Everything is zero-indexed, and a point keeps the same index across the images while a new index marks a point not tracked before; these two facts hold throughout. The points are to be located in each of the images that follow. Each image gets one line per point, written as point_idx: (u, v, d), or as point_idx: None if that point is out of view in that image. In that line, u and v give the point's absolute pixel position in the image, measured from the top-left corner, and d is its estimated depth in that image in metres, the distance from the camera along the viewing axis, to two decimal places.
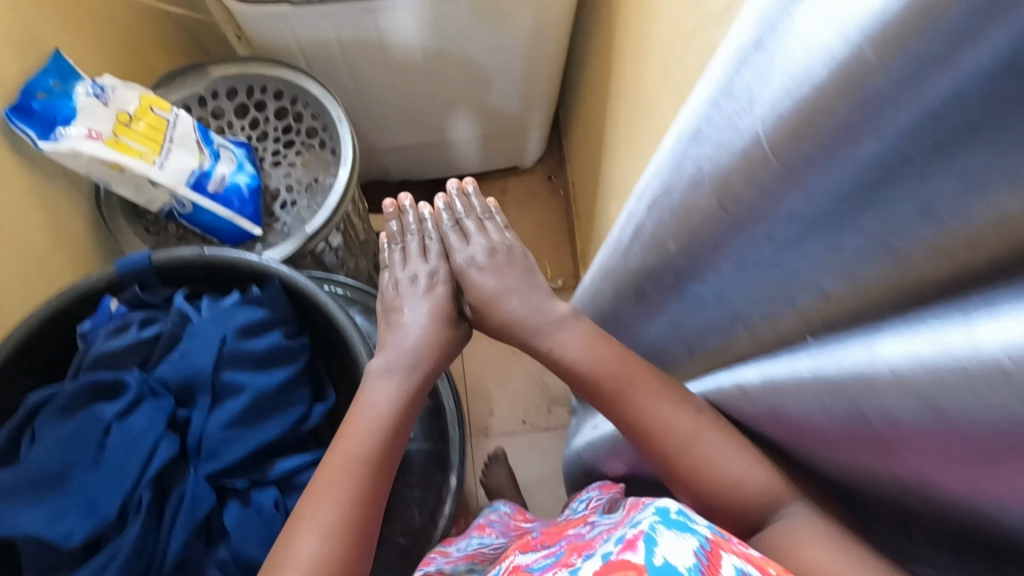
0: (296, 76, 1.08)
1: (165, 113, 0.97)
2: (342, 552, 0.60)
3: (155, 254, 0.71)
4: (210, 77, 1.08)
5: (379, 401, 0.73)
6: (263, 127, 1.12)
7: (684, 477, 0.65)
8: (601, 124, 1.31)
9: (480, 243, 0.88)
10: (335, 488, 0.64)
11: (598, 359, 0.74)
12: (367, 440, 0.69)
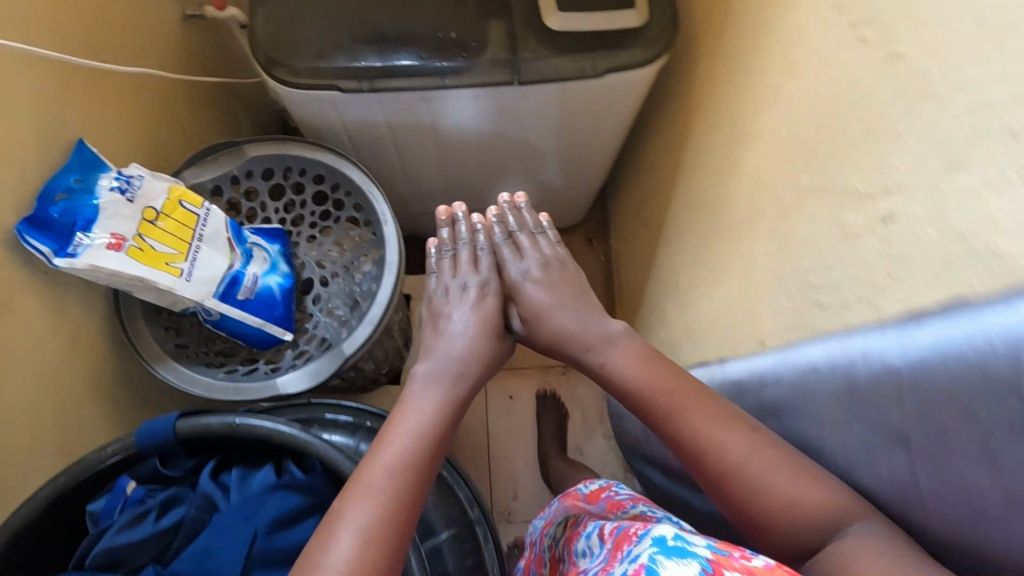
0: (340, 162, 0.99)
1: (196, 207, 0.88)
2: (377, 546, 0.58)
3: (182, 423, 0.72)
4: (245, 157, 0.99)
5: (421, 405, 0.73)
6: (299, 211, 1.03)
7: (734, 493, 0.59)
8: (663, 215, 1.21)
9: (535, 257, 0.87)
10: (372, 480, 0.63)
11: (644, 378, 0.71)
12: (408, 438, 0.68)
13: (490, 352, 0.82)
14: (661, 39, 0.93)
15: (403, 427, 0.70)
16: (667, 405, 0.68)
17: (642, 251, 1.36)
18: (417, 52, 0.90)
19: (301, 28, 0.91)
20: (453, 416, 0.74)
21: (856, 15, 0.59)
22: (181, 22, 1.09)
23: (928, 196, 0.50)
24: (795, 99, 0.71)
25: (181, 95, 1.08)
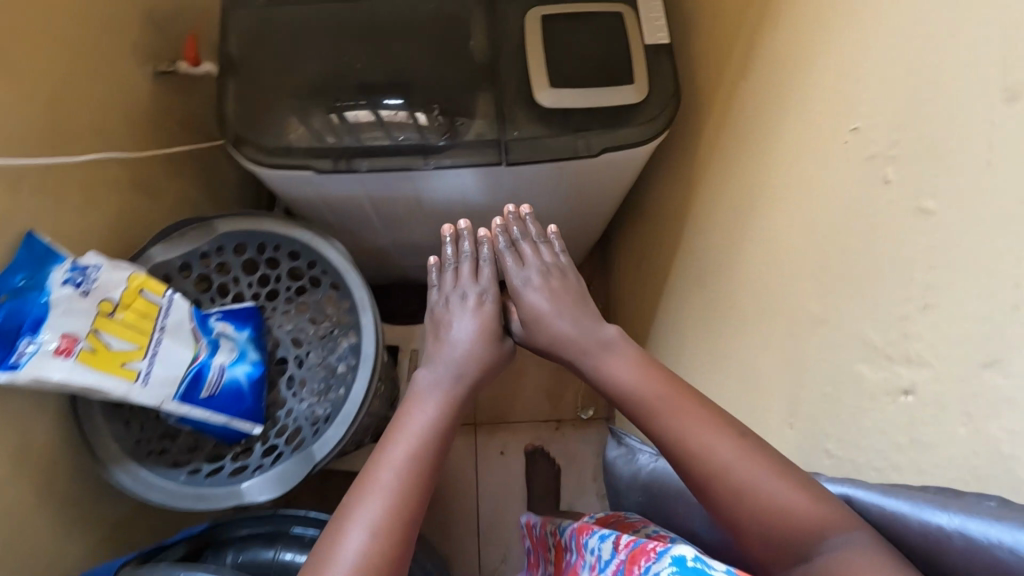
0: (317, 239, 0.93)
1: (158, 296, 0.82)
2: (384, 548, 0.58)
3: None
4: (216, 233, 0.93)
5: (428, 398, 0.71)
6: (274, 286, 0.97)
7: (721, 503, 0.56)
8: (658, 282, 1.15)
9: (536, 265, 0.81)
10: (377, 482, 0.62)
11: (638, 378, 0.67)
12: (415, 436, 0.67)
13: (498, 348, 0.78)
14: (661, 116, 0.87)
15: (412, 422, 0.69)
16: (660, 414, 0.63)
17: (638, 311, 1.30)
18: (399, 132, 0.85)
19: (275, 104, 0.85)
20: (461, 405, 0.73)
21: (873, 146, 0.52)
22: (151, 79, 1.03)
23: (954, 381, 0.43)
24: (798, 213, 0.65)
25: (150, 158, 1.02)
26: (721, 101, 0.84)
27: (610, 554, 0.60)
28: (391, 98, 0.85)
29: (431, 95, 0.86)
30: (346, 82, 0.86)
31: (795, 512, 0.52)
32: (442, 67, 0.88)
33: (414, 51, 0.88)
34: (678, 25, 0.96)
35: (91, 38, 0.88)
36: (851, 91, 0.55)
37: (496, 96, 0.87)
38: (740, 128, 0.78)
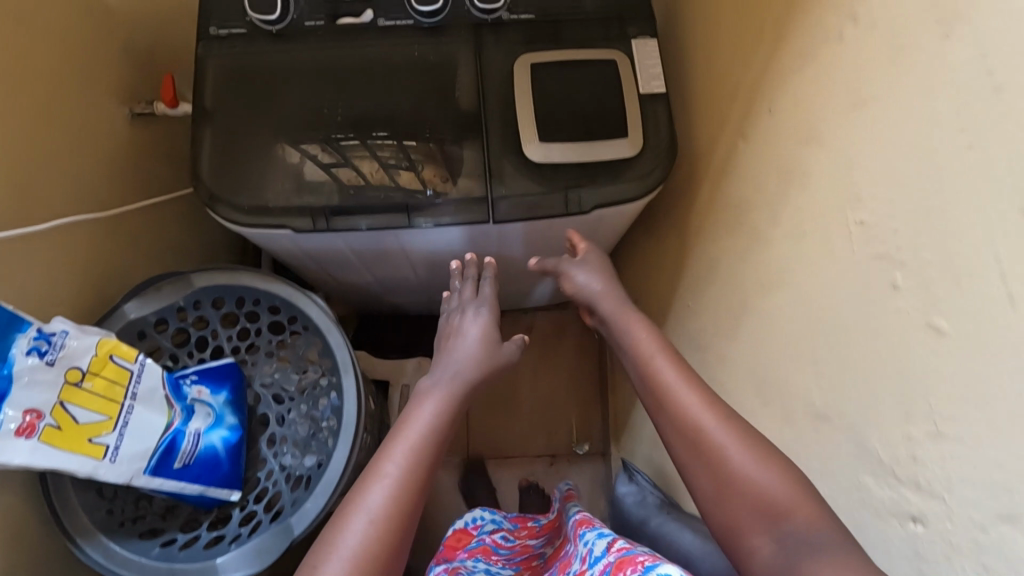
0: (297, 295, 0.90)
1: (129, 361, 0.79)
2: (382, 540, 0.56)
3: None
4: (193, 287, 0.90)
5: (429, 399, 0.70)
6: (254, 339, 0.94)
7: (706, 479, 0.54)
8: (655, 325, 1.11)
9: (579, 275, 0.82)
10: (382, 470, 0.61)
11: (655, 364, 0.64)
12: (419, 431, 0.65)
13: (495, 357, 0.79)
14: (655, 170, 0.83)
15: (416, 419, 0.67)
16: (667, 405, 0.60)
17: None
18: (382, 190, 0.81)
19: (251, 158, 0.81)
20: (460, 408, 0.72)
21: (879, 243, 0.49)
22: (129, 119, 0.99)
23: (970, 523, 0.40)
24: (800, 294, 0.61)
25: (128, 200, 0.98)
26: (719, 157, 0.81)
27: (601, 551, 0.66)
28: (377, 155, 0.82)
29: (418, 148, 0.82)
30: (326, 138, 0.82)
31: (776, 500, 0.50)
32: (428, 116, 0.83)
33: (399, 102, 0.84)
34: (676, 67, 0.92)
35: (63, 84, 0.85)
36: (856, 179, 0.52)
37: (485, 148, 0.83)
38: (740, 189, 0.75)
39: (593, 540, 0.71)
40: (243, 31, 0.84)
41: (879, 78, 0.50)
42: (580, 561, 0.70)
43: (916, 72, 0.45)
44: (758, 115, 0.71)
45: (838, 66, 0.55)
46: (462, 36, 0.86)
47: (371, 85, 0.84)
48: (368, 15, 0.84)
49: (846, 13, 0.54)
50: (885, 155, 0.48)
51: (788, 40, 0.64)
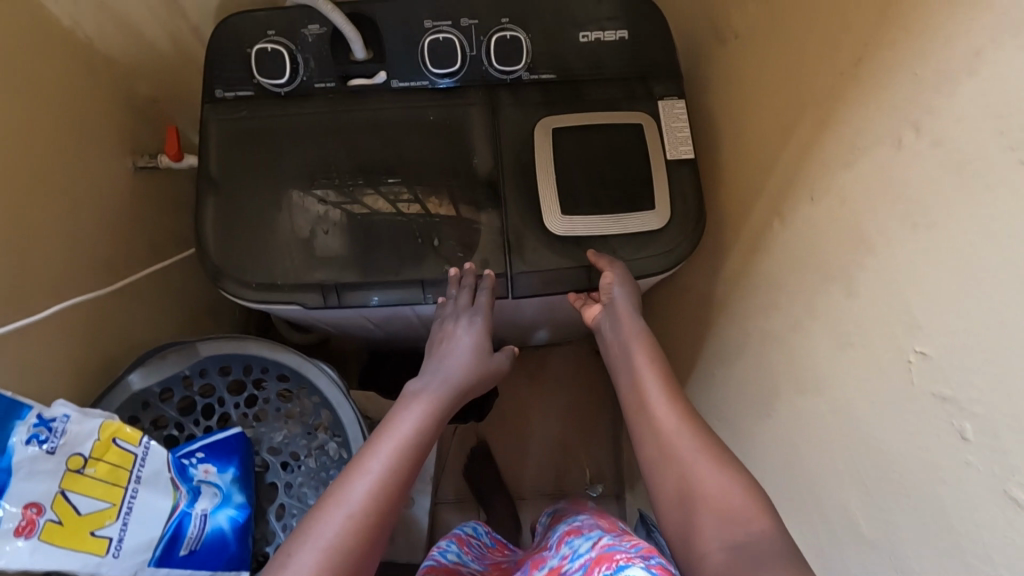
0: (304, 363, 0.87)
1: (133, 444, 0.76)
2: (359, 539, 0.51)
3: None
4: (198, 357, 0.87)
5: (418, 398, 0.63)
6: (260, 406, 0.91)
7: (666, 473, 0.56)
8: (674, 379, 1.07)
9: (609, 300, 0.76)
10: (365, 464, 0.56)
11: (644, 374, 0.65)
12: (407, 428, 0.60)
13: (489, 364, 0.72)
14: (682, 244, 0.79)
15: (405, 413, 0.62)
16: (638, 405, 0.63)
17: None
18: (395, 265, 0.77)
19: (258, 231, 0.78)
20: (450, 412, 0.65)
21: (941, 385, 0.45)
22: (130, 173, 0.95)
23: None
24: (842, 404, 0.57)
25: (128, 257, 0.94)
26: (750, 231, 0.77)
27: (585, 549, 0.65)
28: (389, 220, 0.78)
29: (433, 220, 0.78)
30: (336, 209, 0.78)
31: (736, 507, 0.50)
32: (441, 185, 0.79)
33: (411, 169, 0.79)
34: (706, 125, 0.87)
35: (59, 147, 0.80)
36: (914, 306, 0.48)
37: (501, 218, 0.79)
38: (772, 271, 0.71)
39: (578, 544, 0.69)
40: (250, 95, 0.79)
41: (947, 203, 0.45)
42: (559, 560, 0.69)
43: (992, 212, 0.41)
44: (796, 199, 0.67)
45: (896, 175, 0.51)
46: (479, 99, 0.81)
47: (385, 153, 0.80)
48: (382, 77, 0.80)
49: (907, 121, 0.50)
50: (954, 291, 0.44)
51: (836, 129, 0.59)
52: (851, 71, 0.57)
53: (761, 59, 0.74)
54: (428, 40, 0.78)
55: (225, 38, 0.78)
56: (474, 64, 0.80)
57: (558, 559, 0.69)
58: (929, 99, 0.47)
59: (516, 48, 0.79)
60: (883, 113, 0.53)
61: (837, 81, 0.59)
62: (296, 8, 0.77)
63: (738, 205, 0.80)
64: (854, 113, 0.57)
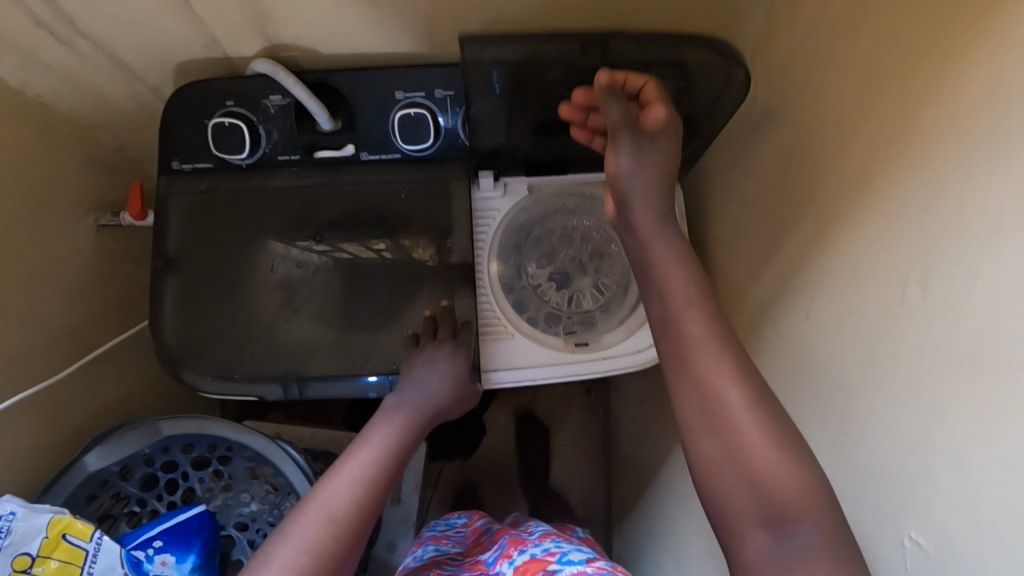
0: (268, 443, 0.84)
1: (85, 539, 0.72)
2: (336, 538, 0.52)
3: None
4: (160, 436, 0.83)
5: (398, 410, 0.64)
6: (226, 479, 0.87)
7: (701, 437, 0.50)
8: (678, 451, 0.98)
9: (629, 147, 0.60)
10: (345, 470, 0.57)
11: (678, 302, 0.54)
12: (382, 439, 0.61)
13: (467, 389, 0.72)
14: (732, 73, 0.63)
15: (381, 427, 0.62)
16: (685, 353, 0.52)
17: (650, 459, 1.13)
18: (368, 350, 0.73)
19: (219, 316, 0.73)
20: (424, 433, 0.65)
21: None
22: (93, 232, 0.90)
23: None
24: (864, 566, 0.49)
25: (84, 322, 0.88)
26: (733, 326, 0.72)
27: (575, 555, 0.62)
28: (368, 287, 0.76)
29: (420, 270, 0.77)
30: (310, 284, 0.75)
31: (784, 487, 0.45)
32: (420, 253, 0.77)
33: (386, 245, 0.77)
34: (716, 192, 0.78)
35: (12, 218, 0.75)
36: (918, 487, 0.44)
37: (478, 303, 0.77)
38: (763, 375, 0.66)
39: (566, 545, 0.66)
40: (210, 166, 0.74)
41: (952, 380, 0.41)
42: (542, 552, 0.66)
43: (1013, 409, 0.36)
44: (789, 307, 0.61)
45: (904, 330, 0.45)
46: (458, 174, 0.76)
47: (361, 212, 0.77)
48: (350, 150, 0.74)
49: (914, 273, 0.44)
50: (952, 478, 0.41)
51: (832, 250, 0.54)
52: (854, 194, 0.51)
53: (761, 143, 0.68)
54: (399, 112, 0.71)
55: (178, 107, 0.72)
56: (450, 136, 0.73)
57: (541, 552, 0.66)
58: (938, 256, 0.42)
59: (497, 118, 0.71)
60: (886, 255, 0.47)
61: (837, 198, 0.53)
62: (255, 76, 0.70)
63: (728, 292, 0.75)
64: (853, 240, 0.51)
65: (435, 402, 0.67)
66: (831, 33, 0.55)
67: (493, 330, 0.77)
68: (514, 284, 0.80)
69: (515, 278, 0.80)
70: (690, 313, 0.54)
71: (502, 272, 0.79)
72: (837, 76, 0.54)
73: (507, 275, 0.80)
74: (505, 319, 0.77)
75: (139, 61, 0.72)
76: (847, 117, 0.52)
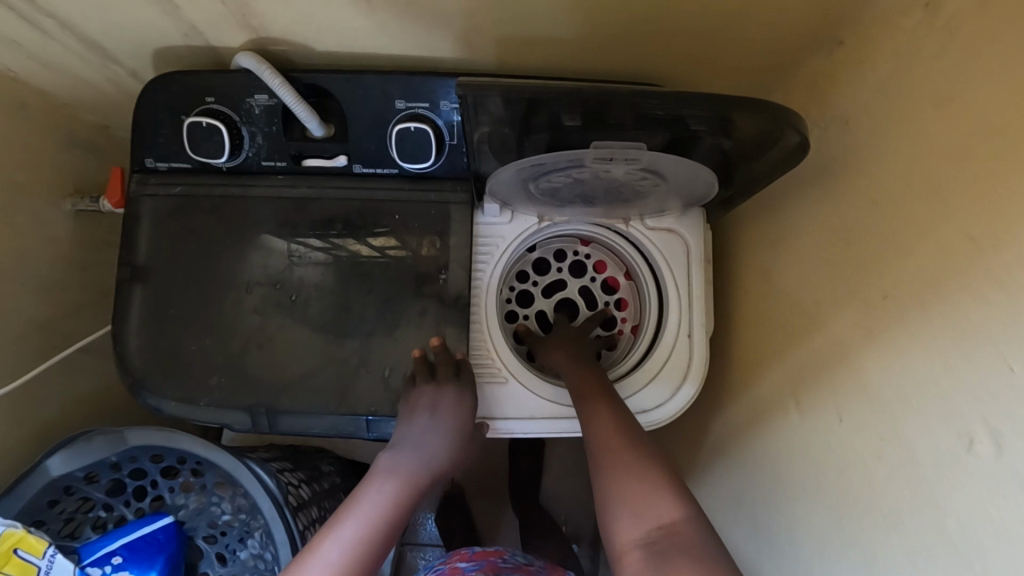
0: (236, 464, 0.78)
1: (37, 555, 0.69)
2: None
3: None
4: (126, 446, 0.77)
5: (393, 477, 0.56)
6: (196, 492, 0.82)
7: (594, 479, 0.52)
8: None
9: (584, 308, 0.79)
10: (325, 552, 0.48)
11: (603, 421, 0.57)
12: (370, 519, 0.51)
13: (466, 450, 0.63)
14: (784, 128, 0.50)
15: (372, 496, 0.54)
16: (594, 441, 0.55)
17: None
18: (351, 377, 0.67)
19: (187, 335, 0.67)
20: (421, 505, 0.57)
21: None
22: (70, 217, 0.83)
23: None
24: None
25: (59, 313, 0.83)
26: (755, 396, 0.64)
27: None
28: (346, 313, 0.68)
29: (412, 293, 0.69)
30: (301, 289, 0.68)
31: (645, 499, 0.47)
32: (426, 253, 0.69)
33: (387, 245, 0.69)
34: (752, 237, 0.69)
35: None
36: None
37: (473, 342, 0.70)
38: (778, 459, 0.59)
39: None
40: (188, 167, 0.67)
41: (1006, 559, 0.34)
42: None
43: None
44: (820, 397, 0.53)
45: (977, 489, 0.37)
46: (459, 197, 0.68)
47: (357, 215, 0.69)
48: (343, 160, 0.66)
49: (987, 422, 0.37)
50: None
51: (874, 355, 0.46)
52: (917, 298, 0.43)
53: (807, 198, 0.58)
54: (398, 125, 0.63)
55: (152, 99, 0.64)
56: (454, 155, 0.65)
57: None
58: (1014, 408, 0.35)
59: (505, 140, 0.58)
60: (948, 386, 0.39)
61: (892, 294, 0.45)
62: (239, 71, 0.62)
63: (749, 356, 0.67)
64: (907, 353, 0.43)
65: (436, 469, 0.59)
66: (914, 96, 0.45)
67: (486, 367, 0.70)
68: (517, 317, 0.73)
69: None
70: (595, 408, 0.59)
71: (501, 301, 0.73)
72: (916, 147, 0.45)
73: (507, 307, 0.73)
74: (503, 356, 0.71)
75: (113, 44, 0.64)
76: (923, 202, 0.43)
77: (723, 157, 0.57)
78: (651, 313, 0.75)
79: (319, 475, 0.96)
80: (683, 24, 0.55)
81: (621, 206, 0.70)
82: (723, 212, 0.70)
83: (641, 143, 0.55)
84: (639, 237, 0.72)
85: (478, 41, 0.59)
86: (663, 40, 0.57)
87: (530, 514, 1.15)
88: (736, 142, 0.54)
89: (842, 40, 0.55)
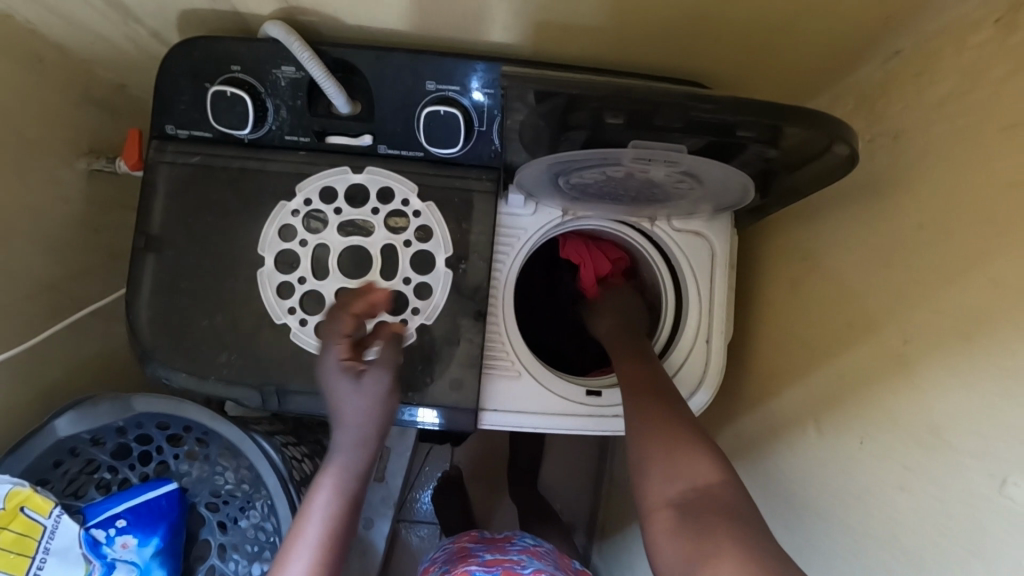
0: (242, 437, 0.77)
1: (42, 514, 0.69)
2: None
3: None
4: (133, 412, 0.76)
5: (325, 482, 0.56)
6: (200, 459, 0.83)
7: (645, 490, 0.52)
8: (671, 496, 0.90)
9: (413, 228, 0.67)
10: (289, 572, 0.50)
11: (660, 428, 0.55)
12: (321, 526, 0.53)
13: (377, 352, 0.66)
14: (829, 141, 0.48)
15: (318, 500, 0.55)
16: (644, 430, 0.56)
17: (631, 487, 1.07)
18: None
19: (199, 307, 0.66)
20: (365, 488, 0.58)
21: None
22: (84, 177, 0.82)
23: None
24: None
25: (68, 274, 0.82)
26: (773, 410, 0.63)
27: None
28: (363, 262, 0.67)
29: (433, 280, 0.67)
30: (319, 268, 0.67)
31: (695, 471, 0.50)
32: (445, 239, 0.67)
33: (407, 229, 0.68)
34: (784, 246, 0.67)
35: None
36: None
37: (489, 332, 0.69)
38: (793, 475, 0.58)
39: None
40: (208, 136, 0.66)
41: None
42: None
43: None
44: (842, 420, 0.52)
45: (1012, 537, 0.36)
46: (484, 185, 0.67)
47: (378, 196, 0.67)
48: (367, 140, 0.65)
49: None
50: None
51: (906, 384, 0.45)
52: (960, 330, 0.41)
53: (847, 214, 0.56)
54: (427, 108, 0.61)
55: (176, 64, 0.62)
56: (482, 143, 0.63)
57: None
58: None
59: (540, 133, 0.56)
60: (987, 428, 0.38)
61: (934, 323, 0.43)
62: (266, 41, 0.61)
63: (768, 368, 0.66)
64: (942, 389, 0.42)
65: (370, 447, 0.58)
66: (977, 119, 0.43)
67: (379, 325, 0.66)
68: (350, 216, 0.67)
69: (376, 216, 0.67)
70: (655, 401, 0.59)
71: (286, 249, 0.67)
72: (977, 173, 0.42)
73: (358, 221, 0.67)
74: (395, 279, 0.67)
75: (136, 3, 0.62)
76: (980, 232, 0.41)
77: (766, 165, 0.55)
78: (669, 313, 0.74)
79: (320, 450, 0.95)
80: (736, 22, 0.52)
81: (648, 206, 0.68)
82: (753, 219, 0.69)
83: (681, 146, 0.53)
84: (664, 237, 0.71)
85: (515, 26, 0.57)
86: (711, 37, 0.55)
87: (527, 500, 1.16)
88: (780, 152, 0.52)
89: (899, 49, 0.52)
